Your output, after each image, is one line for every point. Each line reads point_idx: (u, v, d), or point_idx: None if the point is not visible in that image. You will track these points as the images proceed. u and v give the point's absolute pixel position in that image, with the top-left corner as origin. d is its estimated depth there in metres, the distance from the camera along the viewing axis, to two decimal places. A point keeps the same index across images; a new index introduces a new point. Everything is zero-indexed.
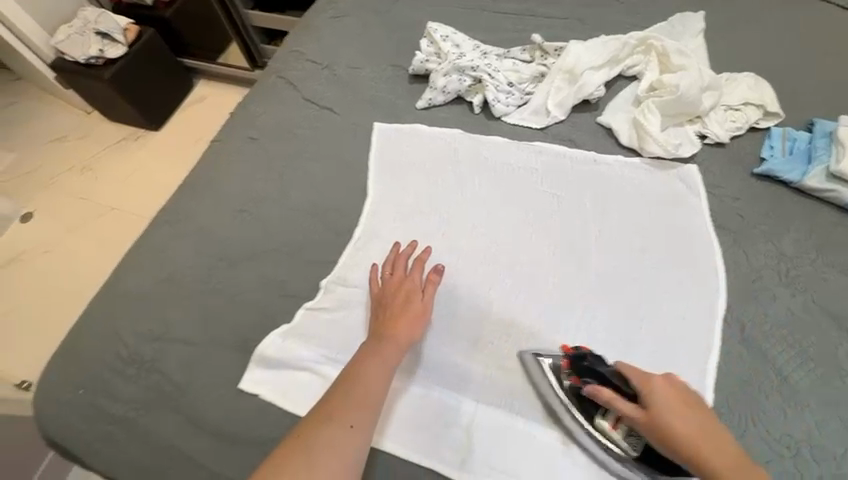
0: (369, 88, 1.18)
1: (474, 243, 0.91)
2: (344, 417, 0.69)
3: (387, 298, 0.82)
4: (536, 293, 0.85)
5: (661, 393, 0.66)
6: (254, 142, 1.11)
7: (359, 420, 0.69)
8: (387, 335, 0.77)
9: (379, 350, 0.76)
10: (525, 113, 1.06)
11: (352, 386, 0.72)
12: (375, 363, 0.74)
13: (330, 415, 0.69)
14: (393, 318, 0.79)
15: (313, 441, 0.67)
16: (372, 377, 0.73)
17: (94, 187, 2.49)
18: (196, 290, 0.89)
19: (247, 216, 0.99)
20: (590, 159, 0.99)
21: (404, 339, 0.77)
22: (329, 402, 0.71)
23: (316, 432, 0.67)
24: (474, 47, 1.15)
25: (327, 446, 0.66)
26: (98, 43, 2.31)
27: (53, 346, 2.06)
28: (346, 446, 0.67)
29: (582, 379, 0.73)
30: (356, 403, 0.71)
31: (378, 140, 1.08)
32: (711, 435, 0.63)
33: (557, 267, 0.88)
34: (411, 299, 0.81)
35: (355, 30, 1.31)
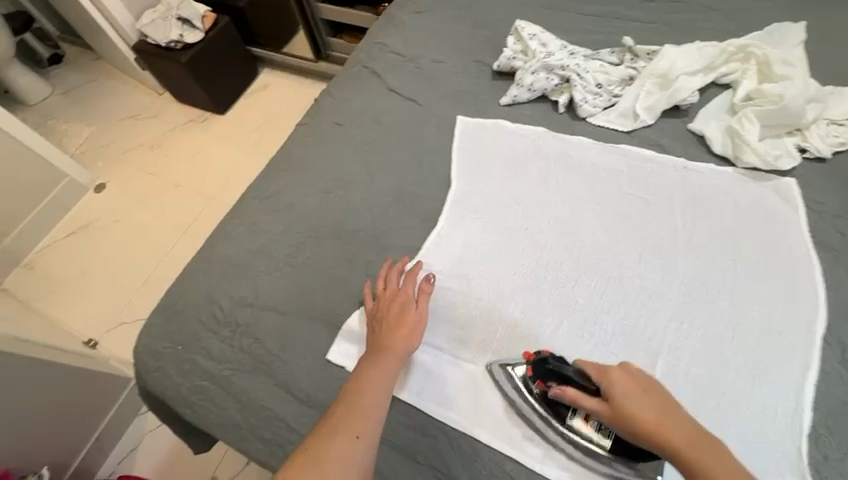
0: (452, 81, 1.20)
1: (557, 240, 0.92)
2: (350, 429, 0.67)
3: (383, 310, 0.81)
4: (624, 294, 0.84)
5: (620, 384, 0.65)
6: (340, 128, 1.15)
7: (364, 431, 0.68)
8: (387, 346, 0.77)
9: (380, 358, 0.75)
10: (612, 115, 1.06)
11: (356, 396, 0.71)
12: (373, 372, 0.74)
13: (334, 429, 0.67)
14: (389, 329, 0.79)
15: (319, 454, 0.65)
16: (371, 386, 0.72)
17: (162, 164, 2.63)
18: (286, 263, 0.94)
19: (333, 197, 1.02)
20: (680, 166, 0.98)
21: (404, 348, 0.77)
22: (335, 413, 0.70)
23: (325, 445, 0.66)
24: (562, 47, 1.15)
25: (335, 458, 0.65)
26: (179, 28, 2.45)
27: (118, 310, 2.19)
28: (351, 459, 0.65)
29: (547, 383, 0.72)
30: (363, 413, 0.69)
31: (461, 133, 1.09)
32: (677, 425, 0.61)
33: (646, 270, 0.87)
34: (406, 311, 0.80)
35: (438, 25, 1.34)
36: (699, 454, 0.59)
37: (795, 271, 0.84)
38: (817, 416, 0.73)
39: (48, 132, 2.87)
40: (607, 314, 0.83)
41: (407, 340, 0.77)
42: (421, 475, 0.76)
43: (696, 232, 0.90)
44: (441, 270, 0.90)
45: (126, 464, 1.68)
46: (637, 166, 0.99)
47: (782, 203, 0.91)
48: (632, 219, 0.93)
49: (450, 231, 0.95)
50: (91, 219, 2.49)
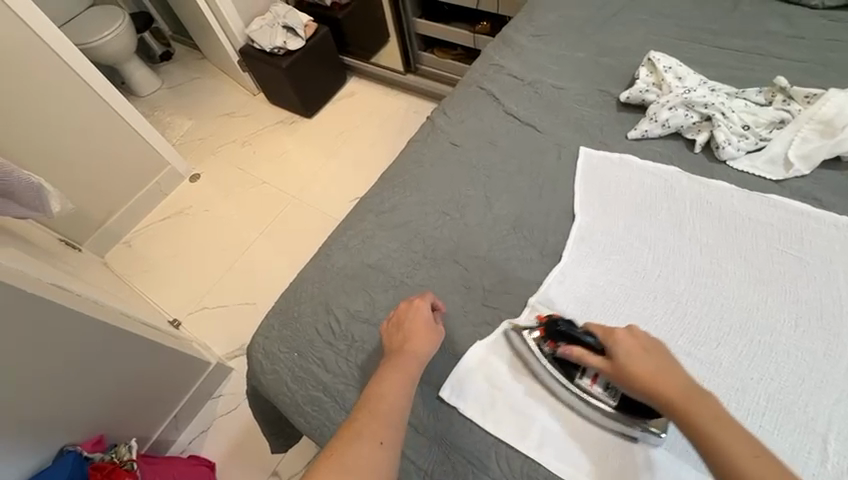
0: (574, 109, 1.17)
1: (695, 292, 0.85)
2: (372, 433, 0.67)
3: (400, 320, 0.83)
4: (777, 364, 0.75)
5: (622, 343, 0.71)
6: (456, 148, 1.15)
7: (387, 435, 0.68)
8: (404, 352, 0.78)
9: (404, 365, 0.77)
10: (758, 161, 0.97)
11: (379, 401, 0.72)
12: (394, 378, 0.75)
13: (356, 433, 0.68)
14: (405, 336, 0.80)
15: (343, 457, 0.65)
16: (391, 392, 0.73)
17: (251, 161, 2.78)
18: (401, 282, 0.94)
19: (449, 219, 1.02)
20: (844, 225, 0.87)
21: (422, 355, 0.78)
22: (357, 418, 0.70)
23: (347, 449, 0.66)
24: (701, 82, 1.08)
25: (356, 462, 0.65)
26: (283, 36, 2.59)
27: (200, 295, 2.31)
28: (376, 464, 0.65)
29: (557, 344, 0.79)
30: (384, 417, 0.70)
31: (585, 166, 1.05)
32: (674, 378, 0.66)
33: (801, 340, 0.77)
34: (421, 320, 0.82)
35: (558, 50, 1.32)
36: (690, 404, 0.63)
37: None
38: None
39: (153, 122, 3.13)
40: (754, 385, 0.74)
41: (424, 347, 0.79)
42: None
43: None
44: (564, 308, 0.86)
45: (197, 444, 1.74)
46: (788, 220, 0.90)
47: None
48: (780, 279, 0.84)
49: (574, 270, 0.90)
50: (185, 206, 2.66)
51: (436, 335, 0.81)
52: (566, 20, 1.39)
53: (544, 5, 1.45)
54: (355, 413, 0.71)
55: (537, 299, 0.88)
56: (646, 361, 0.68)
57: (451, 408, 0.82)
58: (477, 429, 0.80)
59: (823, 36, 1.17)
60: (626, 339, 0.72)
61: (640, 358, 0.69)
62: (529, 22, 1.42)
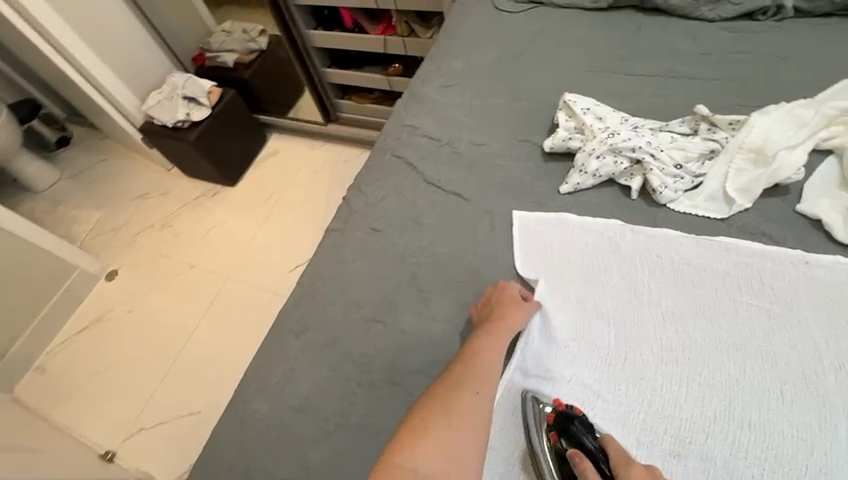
0: (497, 166, 1.07)
1: (669, 371, 0.74)
2: (470, 385, 0.71)
3: (488, 297, 0.84)
4: (775, 451, 0.66)
5: (636, 478, 0.64)
6: (378, 234, 1.01)
7: (482, 387, 0.71)
8: (496, 322, 0.78)
9: (496, 332, 0.77)
10: (699, 199, 0.90)
11: (474, 361, 0.74)
12: (488, 342, 0.77)
13: (455, 388, 0.70)
14: (496, 306, 0.81)
15: (444, 402, 0.69)
16: (485, 355, 0.75)
17: (175, 245, 2.52)
18: (335, 424, 0.78)
19: (382, 327, 0.87)
20: (798, 259, 0.80)
21: (517, 322, 0.79)
22: (454, 374, 0.73)
23: (450, 398, 0.69)
24: (622, 120, 1.01)
25: (457, 409, 0.68)
26: (185, 107, 2.38)
27: (133, 414, 2.01)
28: (477, 411, 0.69)
29: (561, 441, 0.71)
30: (479, 375, 0.73)
31: (521, 233, 0.94)
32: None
33: (793, 413, 0.68)
34: (512, 294, 0.82)
35: (470, 99, 1.23)
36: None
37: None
38: None
39: (55, 219, 2.79)
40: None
41: (518, 318, 0.79)
42: None
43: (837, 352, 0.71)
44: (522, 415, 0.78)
45: None
46: (745, 263, 0.82)
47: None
48: (753, 339, 0.75)
49: (534, 367, 0.80)
50: (104, 310, 2.35)
51: (530, 305, 0.81)
52: (474, 65, 1.31)
53: (448, 52, 1.37)
54: (453, 368, 0.74)
55: (504, 392, 0.80)
56: None
57: None
58: None
59: (728, 49, 1.15)
60: (640, 475, 0.64)
61: None
62: (435, 72, 1.33)
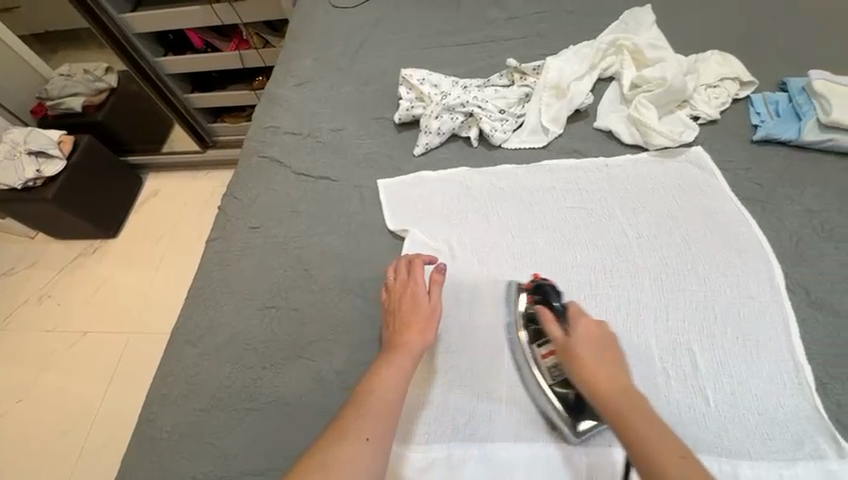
0: (358, 145, 1.15)
1: (523, 274, 0.89)
2: (359, 431, 0.67)
3: (396, 305, 0.82)
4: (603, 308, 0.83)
5: (581, 329, 0.70)
6: (257, 231, 1.04)
7: (374, 432, 0.67)
8: (396, 347, 0.77)
9: (397, 359, 0.75)
10: (524, 135, 1.07)
11: (370, 397, 0.71)
12: (387, 371, 0.74)
13: (344, 433, 0.67)
14: (402, 326, 0.80)
15: (327, 453, 0.65)
16: (384, 386, 0.72)
17: (60, 314, 2.26)
18: (244, 410, 0.81)
19: (276, 311, 0.91)
20: (602, 165, 1.00)
21: (414, 348, 0.77)
22: (345, 416, 0.69)
23: (333, 449, 0.65)
24: (454, 83, 1.15)
25: (344, 461, 0.64)
26: (33, 164, 2.13)
27: None
28: (364, 461, 0.65)
29: (532, 298, 0.81)
30: (373, 416, 0.69)
31: (388, 196, 1.04)
32: (614, 378, 0.65)
33: (612, 278, 0.86)
34: (421, 312, 0.81)
35: (325, 91, 1.30)
36: (617, 395, 0.63)
37: (734, 234, 0.87)
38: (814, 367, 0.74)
39: None
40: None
41: (420, 335, 0.78)
42: None
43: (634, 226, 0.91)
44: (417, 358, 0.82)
45: None
46: (565, 178, 1.00)
47: (709, 179, 0.94)
48: (580, 232, 0.92)
49: None
50: None
51: (433, 326, 0.80)
52: (322, 61, 1.38)
53: (296, 54, 1.43)
54: (344, 410, 0.71)
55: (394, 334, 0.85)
56: (597, 354, 0.68)
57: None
58: None
59: (530, 12, 1.35)
60: (588, 328, 0.70)
61: (597, 350, 0.68)
62: (288, 73, 1.38)
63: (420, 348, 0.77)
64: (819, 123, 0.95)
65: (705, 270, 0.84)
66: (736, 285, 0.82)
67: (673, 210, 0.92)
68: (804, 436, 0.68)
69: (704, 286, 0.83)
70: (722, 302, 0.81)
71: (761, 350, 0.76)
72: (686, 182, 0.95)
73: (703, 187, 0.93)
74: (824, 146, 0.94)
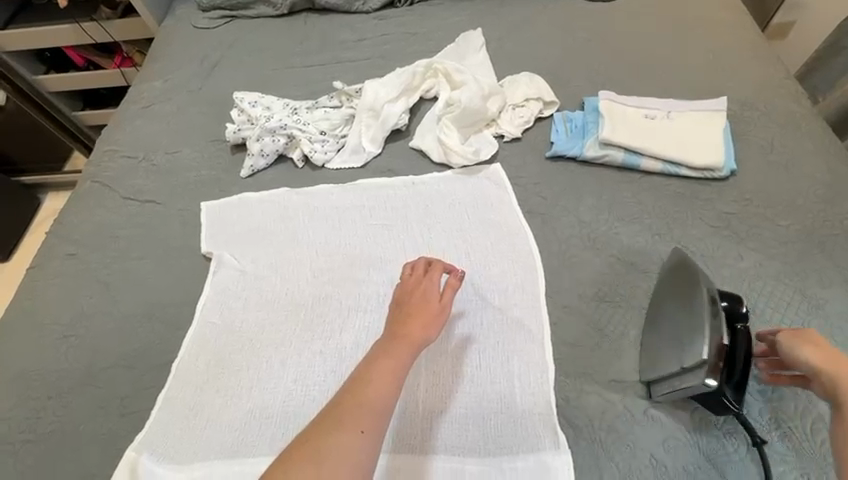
0: (190, 168, 1.17)
1: (318, 289, 0.93)
2: (355, 422, 0.64)
3: (406, 296, 0.81)
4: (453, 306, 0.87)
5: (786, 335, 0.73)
6: (74, 258, 1.04)
7: (370, 424, 0.65)
8: (399, 337, 0.75)
9: (398, 349, 0.73)
10: (345, 155, 1.12)
11: (365, 388, 0.68)
12: (389, 360, 0.71)
13: (338, 421, 0.64)
14: (407, 316, 0.77)
15: (321, 444, 0.62)
16: (383, 376, 0.70)
17: None
18: (21, 441, 0.80)
19: (74, 340, 0.91)
20: (409, 183, 1.06)
21: (417, 338, 0.75)
22: (340, 405, 0.66)
23: (328, 438, 0.62)
24: (284, 105, 1.19)
25: (333, 450, 0.61)
26: None
27: None
28: (355, 454, 0.62)
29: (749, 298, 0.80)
30: (368, 409, 0.66)
31: (207, 219, 1.06)
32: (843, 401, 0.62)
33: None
34: (428, 305, 0.79)
35: (169, 114, 1.31)
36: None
37: (512, 246, 0.94)
38: (558, 367, 0.80)
39: None
40: (707, 313, 0.73)
41: (423, 332, 0.76)
42: None
43: (428, 245, 0.96)
44: (200, 380, 0.84)
45: None
46: (375, 196, 1.05)
47: (502, 194, 1.02)
48: (378, 247, 0.97)
49: (215, 322, 0.90)
50: None
51: (441, 320, 0.78)
52: (172, 82, 1.38)
53: (150, 75, 1.43)
54: (342, 397, 0.67)
55: (182, 357, 0.87)
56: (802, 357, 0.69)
57: None
58: None
59: (377, 34, 1.41)
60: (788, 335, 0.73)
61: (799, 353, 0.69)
62: (137, 95, 1.38)
63: (423, 342, 0.75)
64: (598, 141, 1.04)
65: (485, 279, 0.90)
66: (509, 293, 0.88)
67: (464, 225, 0.98)
68: (531, 430, 0.74)
69: (480, 295, 0.88)
70: (500, 308, 0.86)
71: (515, 353, 0.81)
72: (484, 198, 1.01)
73: (496, 202, 1.00)
74: (603, 161, 1.03)
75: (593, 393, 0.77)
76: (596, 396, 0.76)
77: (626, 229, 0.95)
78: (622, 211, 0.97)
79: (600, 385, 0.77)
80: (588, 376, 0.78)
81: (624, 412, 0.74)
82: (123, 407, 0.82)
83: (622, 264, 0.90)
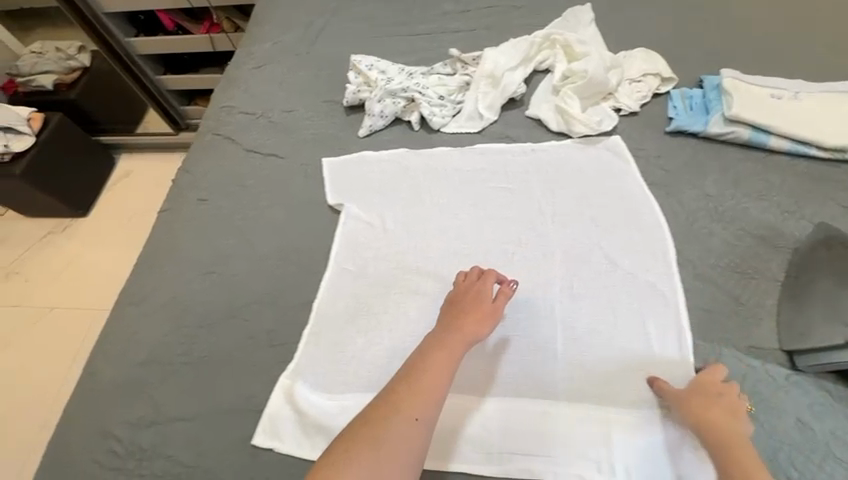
0: (307, 126, 1.22)
1: (444, 245, 0.96)
2: (410, 410, 0.71)
3: (460, 295, 0.84)
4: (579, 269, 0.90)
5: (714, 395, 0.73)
6: (206, 203, 1.10)
7: (422, 413, 0.71)
8: (452, 332, 0.79)
9: (449, 345, 0.78)
10: (461, 120, 1.14)
11: (419, 379, 0.74)
12: (440, 355, 0.77)
13: (395, 409, 0.71)
14: (461, 314, 0.81)
15: (378, 428, 0.69)
16: (435, 369, 0.75)
17: (29, 290, 2.26)
18: (180, 363, 0.87)
19: (216, 276, 0.97)
20: (528, 149, 1.08)
21: (468, 335, 0.79)
22: (394, 394, 0.73)
23: (386, 423, 0.69)
24: (399, 70, 1.22)
25: (390, 435, 0.69)
26: (3, 138, 2.16)
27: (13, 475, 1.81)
28: (411, 438, 0.69)
29: None
30: (422, 398, 0.72)
31: (330, 173, 1.10)
32: (748, 446, 0.68)
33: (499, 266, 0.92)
34: (479, 302, 0.83)
35: (281, 75, 1.35)
36: (736, 454, 0.66)
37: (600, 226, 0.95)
38: (692, 330, 0.82)
39: None
40: None
41: (473, 329, 0.80)
42: None
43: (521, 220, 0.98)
44: (341, 320, 0.89)
45: None
46: (494, 160, 1.08)
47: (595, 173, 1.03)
48: (501, 209, 1.00)
49: (349, 269, 0.95)
50: None
51: (494, 319, 0.82)
52: (281, 46, 1.43)
53: (257, 38, 1.48)
54: (397, 386, 0.74)
55: (321, 298, 0.92)
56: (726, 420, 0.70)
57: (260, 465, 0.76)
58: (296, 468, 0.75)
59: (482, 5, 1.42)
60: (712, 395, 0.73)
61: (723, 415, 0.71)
62: (247, 56, 1.42)
63: (474, 338, 0.80)
64: (724, 117, 1.04)
65: (566, 260, 0.92)
66: (597, 272, 0.89)
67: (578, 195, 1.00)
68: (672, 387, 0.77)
69: (567, 274, 0.90)
70: (582, 293, 0.87)
71: (646, 319, 0.83)
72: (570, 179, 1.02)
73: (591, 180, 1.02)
74: (727, 138, 1.03)
75: (730, 356, 0.79)
76: (734, 360, 0.79)
77: (754, 205, 0.95)
78: (749, 188, 0.98)
79: (738, 350, 0.79)
80: (724, 341, 0.81)
81: (764, 375, 0.77)
82: (272, 339, 0.88)
83: (753, 238, 0.91)
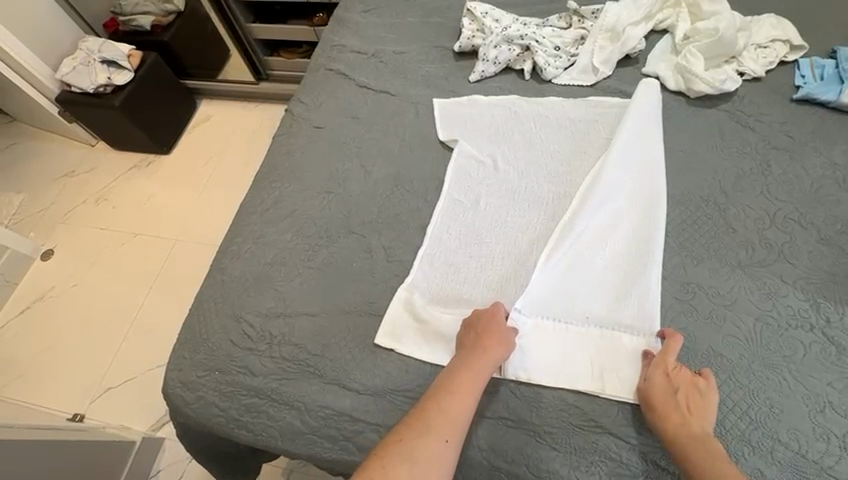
0: (417, 69, 1.25)
1: (555, 189, 0.97)
2: (440, 433, 0.67)
3: (474, 322, 0.80)
4: (691, 223, 0.90)
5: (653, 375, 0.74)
6: (321, 130, 1.16)
7: (453, 435, 0.68)
8: (478, 351, 0.75)
9: (475, 366, 0.74)
10: (574, 73, 1.14)
11: (447, 401, 0.70)
12: (468, 376, 0.73)
13: (425, 429, 0.67)
14: (481, 335, 0.77)
15: (409, 448, 0.66)
16: (461, 391, 0.71)
17: (114, 217, 2.29)
18: (303, 267, 0.94)
19: (334, 196, 1.03)
20: None
21: (495, 356, 0.75)
22: (423, 411, 0.69)
23: (415, 442, 0.66)
24: (514, 20, 1.23)
25: (422, 458, 0.65)
26: (105, 71, 2.18)
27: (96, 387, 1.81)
28: (440, 462, 0.65)
29: None
30: (450, 418, 0.69)
31: (441, 114, 1.13)
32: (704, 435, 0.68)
33: (566, 235, 0.86)
34: (497, 323, 0.78)
35: (390, 18, 1.37)
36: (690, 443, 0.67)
37: (657, 212, 0.89)
38: (815, 289, 0.81)
39: None
40: None
41: (497, 352, 0.75)
42: (492, 428, 0.78)
43: (589, 192, 0.90)
44: (453, 245, 0.93)
45: None
46: (610, 113, 1.07)
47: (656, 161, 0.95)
48: None
49: (463, 201, 0.99)
50: (46, 288, 2.11)
51: (510, 341, 0.78)
52: None
53: None
54: (424, 405, 0.70)
55: (436, 224, 0.96)
56: (670, 404, 0.71)
57: (379, 360, 0.82)
58: (413, 367, 0.81)
59: None
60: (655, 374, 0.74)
61: (666, 399, 0.72)
62: None
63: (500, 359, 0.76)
64: None
65: (614, 240, 0.87)
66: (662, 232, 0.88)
67: (684, 159, 0.99)
68: (793, 341, 0.77)
69: (620, 255, 0.86)
70: (632, 282, 0.83)
71: (766, 277, 0.83)
72: (626, 168, 0.93)
73: (652, 167, 0.94)
74: None
75: None
76: None
77: None
78: None
79: None
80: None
81: None
82: (389, 255, 0.93)
83: None
